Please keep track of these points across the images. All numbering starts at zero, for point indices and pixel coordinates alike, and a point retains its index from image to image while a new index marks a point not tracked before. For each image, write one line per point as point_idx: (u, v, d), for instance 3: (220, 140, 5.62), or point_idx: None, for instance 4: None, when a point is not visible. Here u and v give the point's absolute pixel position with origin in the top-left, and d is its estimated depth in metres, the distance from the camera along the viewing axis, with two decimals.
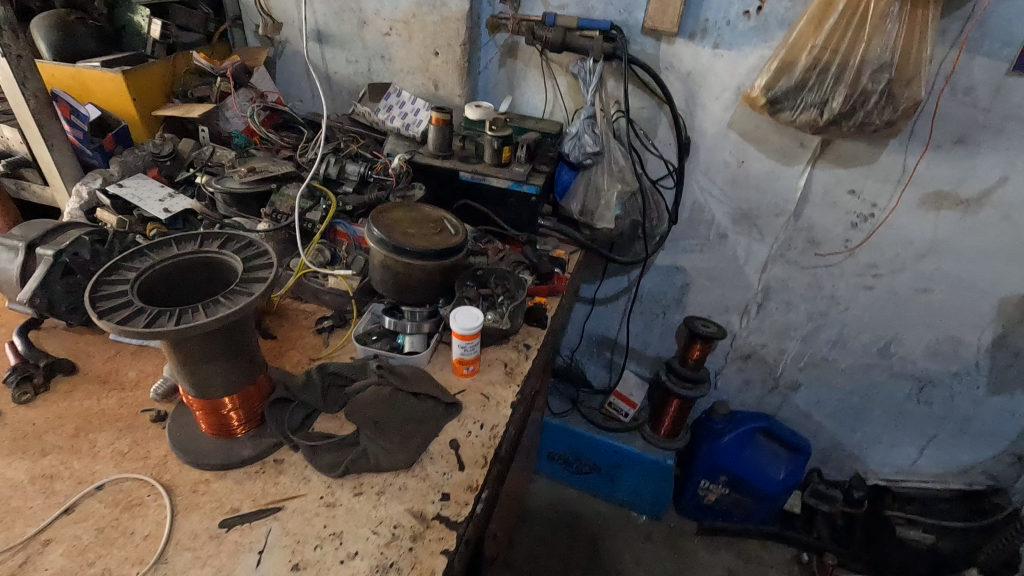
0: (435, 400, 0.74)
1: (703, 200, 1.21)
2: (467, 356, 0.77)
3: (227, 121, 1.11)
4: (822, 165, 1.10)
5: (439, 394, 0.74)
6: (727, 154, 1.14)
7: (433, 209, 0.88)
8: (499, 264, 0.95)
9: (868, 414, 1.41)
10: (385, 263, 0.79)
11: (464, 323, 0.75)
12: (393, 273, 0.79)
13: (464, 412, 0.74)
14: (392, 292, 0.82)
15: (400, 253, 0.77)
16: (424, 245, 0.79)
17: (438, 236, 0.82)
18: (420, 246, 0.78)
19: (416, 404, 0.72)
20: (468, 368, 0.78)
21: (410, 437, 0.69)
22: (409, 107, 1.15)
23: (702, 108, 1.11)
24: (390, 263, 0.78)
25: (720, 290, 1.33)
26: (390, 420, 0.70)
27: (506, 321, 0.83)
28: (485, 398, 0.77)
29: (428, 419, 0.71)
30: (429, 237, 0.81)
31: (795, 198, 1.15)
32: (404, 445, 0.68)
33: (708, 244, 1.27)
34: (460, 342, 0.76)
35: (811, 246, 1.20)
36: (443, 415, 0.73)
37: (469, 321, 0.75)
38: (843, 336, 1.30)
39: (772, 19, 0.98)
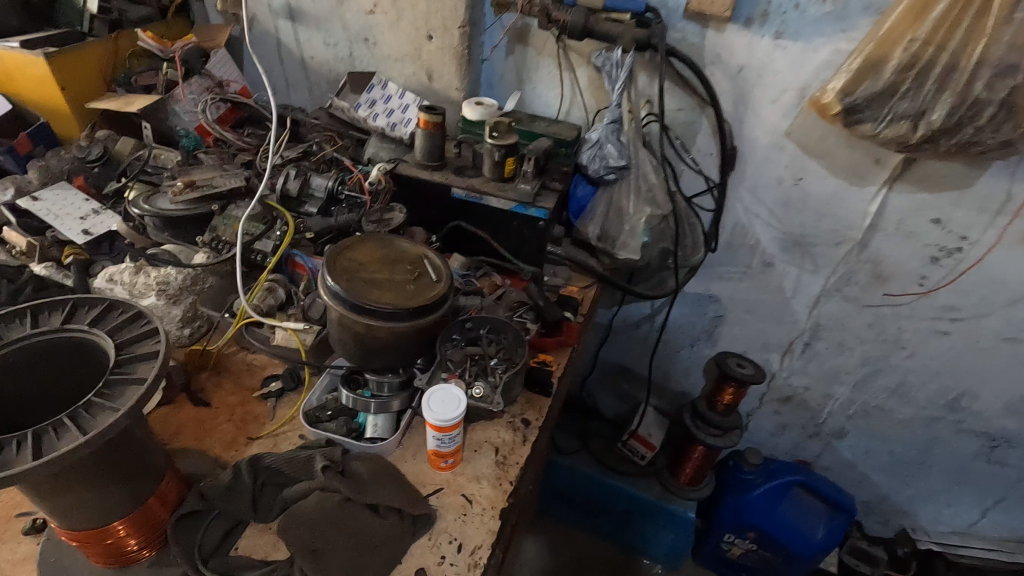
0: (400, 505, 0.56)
1: (747, 222, 1.00)
2: (449, 449, 0.60)
3: (177, 116, 0.92)
4: (901, 187, 0.89)
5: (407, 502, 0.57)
6: (782, 170, 0.93)
7: (412, 243, 0.70)
8: (496, 310, 0.77)
9: (925, 470, 1.22)
10: (342, 322, 0.61)
11: (445, 413, 0.57)
12: (352, 336, 0.61)
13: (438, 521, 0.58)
14: (354, 355, 0.64)
15: (358, 312, 0.59)
16: (390, 301, 0.60)
17: (412, 285, 0.63)
18: (384, 302, 0.60)
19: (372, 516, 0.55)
20: (447, 461, 0.61)
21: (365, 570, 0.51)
22: (396, 103, 0.96)
23: (753, 112, 0.90)
24: (347, 322, 0.60)
25: (760, 324, 1.13)
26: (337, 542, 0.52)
27: (498, 401, 0.64)
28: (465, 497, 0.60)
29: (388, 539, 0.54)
30: (401, 286, 0.63)
31: (864, 224, 0.94)
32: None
33: (750, 272, 1.07)
34: (438, 434, 0.58)
35: (876, 282, 0.99)
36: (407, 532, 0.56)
37: (447, 408, 0.57)
38: (904, 385, 1.10)
39: (854, 3, 0.77)
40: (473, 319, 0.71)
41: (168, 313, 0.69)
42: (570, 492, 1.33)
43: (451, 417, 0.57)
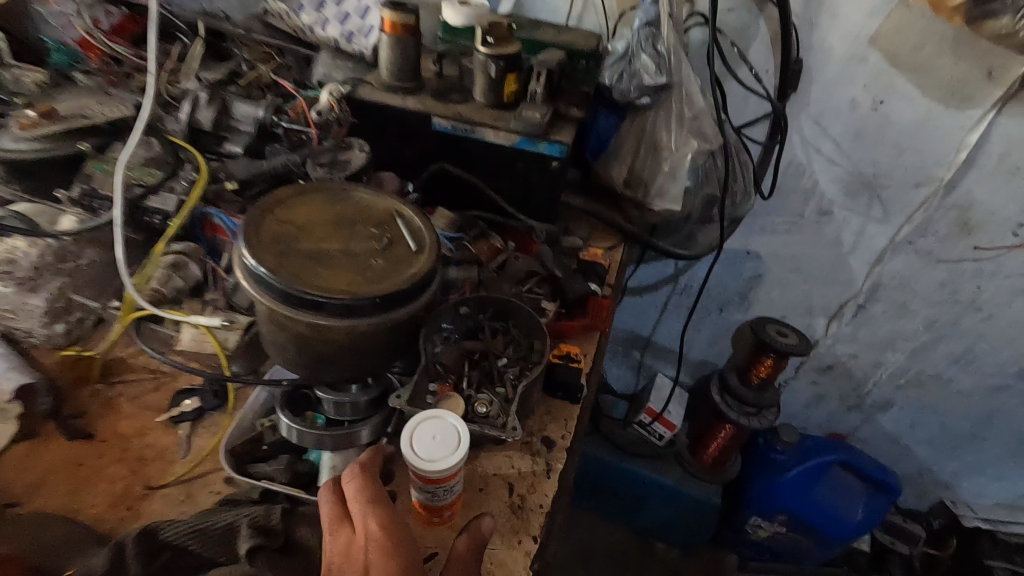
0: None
1: (806, 159, 0.80)
2: (440, 501, 0.41)
3: (44, 24, 0.66)
4: (1015, 109, 0.69)
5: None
6: (859, 90, 0.73)
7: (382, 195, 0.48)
8: (498, 286, 0.57)
9: (977, 443, 1.08)
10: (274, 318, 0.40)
11: (439, 461, 0.37)
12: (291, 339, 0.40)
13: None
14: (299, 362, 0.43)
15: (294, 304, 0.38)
16: (344, 284, 0.39)
17: (380, 259, 0.42)
18: (335, 288, 0.39)
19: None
20: (438, 513, 0.42)
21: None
22: (352, 3, 0.71)
23: (830, 11, 0.69)
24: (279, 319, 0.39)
25: (806, 285, 0.95)
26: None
27: (517, 428, 0.43)
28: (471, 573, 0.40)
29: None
30: (362, 261, 0.41)
31: (956, 160, 0.74)
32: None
33: (801, 223, 0.87)
34: (425, 484, 0.39)
35: (959, 233, 0.81)
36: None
37: (439, 452, 0.38)
38: (971, 352, 0.94)
39: None
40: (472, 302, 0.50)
41: (22, 304, 0.46)
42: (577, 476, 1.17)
43: (447, 468, 0.37)
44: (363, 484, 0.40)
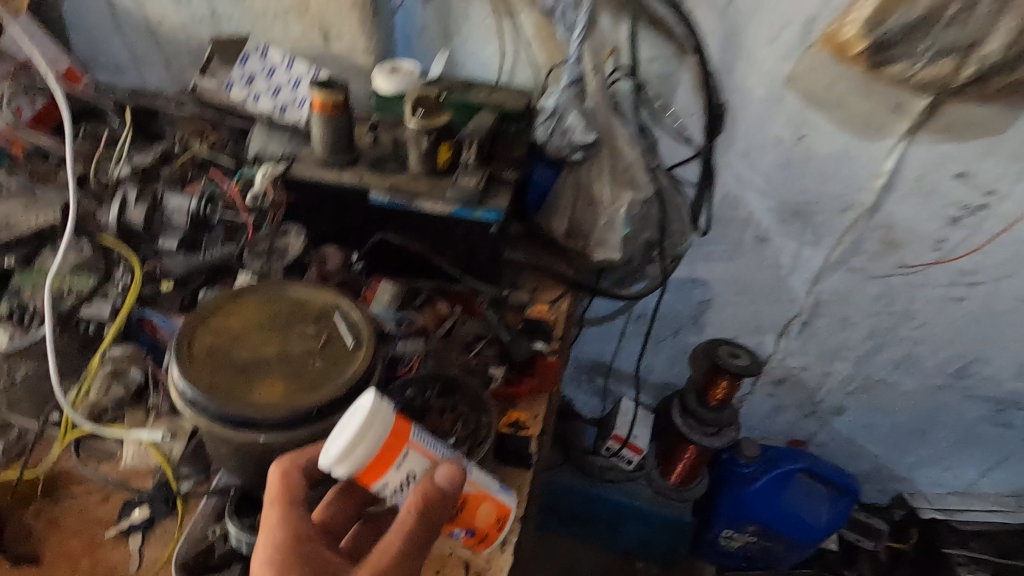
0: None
1: (738, 192, 0.83)
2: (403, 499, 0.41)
3: None
4: (924, 138, 0.73)
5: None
6: (781, 127, 0.76)
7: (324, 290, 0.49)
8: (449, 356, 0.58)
9: (927, 438, 1.13)
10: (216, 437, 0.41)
11: (336, 451, 0.37)
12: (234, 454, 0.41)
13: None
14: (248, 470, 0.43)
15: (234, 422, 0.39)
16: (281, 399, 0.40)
17: (319, 360, 0.43)
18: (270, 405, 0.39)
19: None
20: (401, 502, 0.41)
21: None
22: (282, 76, 0.72)
23: (745, 56, 0.71)
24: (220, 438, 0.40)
25: (753, 306, 0.98)
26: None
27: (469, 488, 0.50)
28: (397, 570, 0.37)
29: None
30: (301, 365, 0.42)
31: (876, 186, 0.78)
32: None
33: (742, 250, 0.90)
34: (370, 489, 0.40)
35: (887, 251, 0.85)
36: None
37: (335, 444, 0.37)
38: (912, 356, 0.99)
39: None
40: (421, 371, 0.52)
41: None
42: (553, 504, 1.18)
43: (340, 460, 0.37)
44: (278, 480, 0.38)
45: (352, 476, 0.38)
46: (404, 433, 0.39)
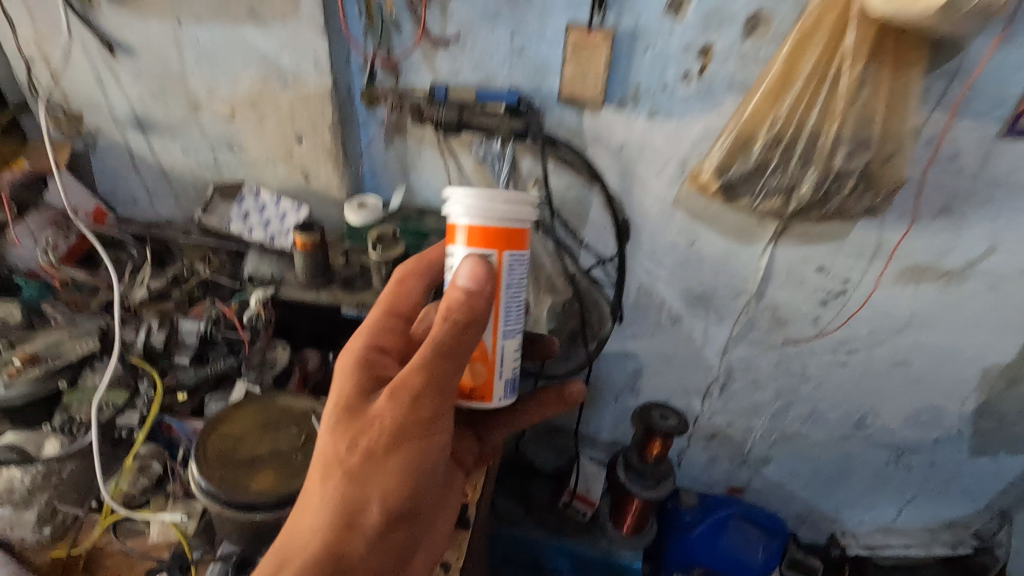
0: (337, 440, 0.49)
1: (650, 284, 1.01)
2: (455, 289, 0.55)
3: (19, 261, 0.82)
4: (786, 242, 0.92)
5: (353, 430, 0.49)
6: (676, 235, 0.94)
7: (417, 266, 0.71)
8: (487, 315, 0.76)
9: (845, 482, 1.28)
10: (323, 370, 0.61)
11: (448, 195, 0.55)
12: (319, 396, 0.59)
13: (392, 437, 0.48)
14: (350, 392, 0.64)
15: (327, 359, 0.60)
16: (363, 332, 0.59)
17: (399, 308, 0.62)
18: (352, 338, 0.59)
19: (325, 480, 0.48)
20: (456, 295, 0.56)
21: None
22: (272, 211, 0.90)
23: (640, 185, 0.89)
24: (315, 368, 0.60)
25: (678, 373, 1.14)
26: (293, 540, 0.46)
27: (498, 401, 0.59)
28: (415, 379, 0.49)
29: (347, 499, 0.47)
30: (383, 312, 0.62)
31: (758, 277, 0.97)
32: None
33: (661, 328, 1.08)
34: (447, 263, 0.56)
35: (776, 326, 1.03)
36: (371, 475, 0.48)
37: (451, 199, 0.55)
38: (816, 411, 1.15)
39: (718, 82, 0.77)
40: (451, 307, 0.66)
41: (18, 519, 0.59)
42: (518, 558, 1.30)
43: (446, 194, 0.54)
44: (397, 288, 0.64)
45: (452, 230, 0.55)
46: (487, 243, 0.54)
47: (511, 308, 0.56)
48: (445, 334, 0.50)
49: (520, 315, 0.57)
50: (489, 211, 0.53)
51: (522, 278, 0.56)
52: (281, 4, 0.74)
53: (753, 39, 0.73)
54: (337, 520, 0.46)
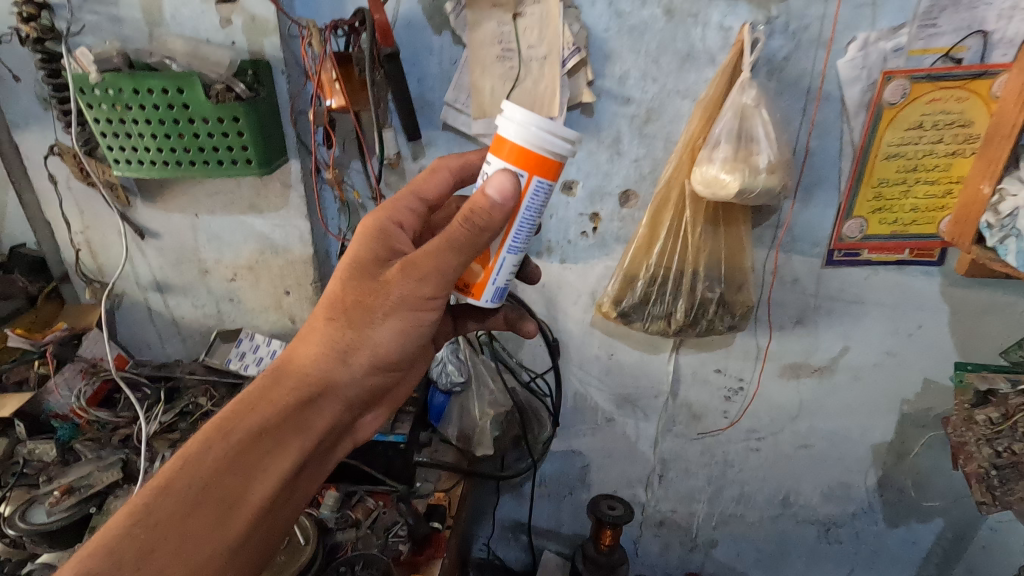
0: (344, 303, 0.60)
1: (584, 390, 1.20)
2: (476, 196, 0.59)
3: (53, 407, 1.00)
4: (685, 350, 1.13)
5: (361, 293, 0.60)
6: (598, 349, 1.15)
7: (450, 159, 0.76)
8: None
9: (787, 560, 1.39)
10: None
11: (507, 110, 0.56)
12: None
13: (388, 307, 0.60)
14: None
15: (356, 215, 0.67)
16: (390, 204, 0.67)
17: (422, 193, 0.70)
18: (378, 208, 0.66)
19: (328, 322, 0.61)
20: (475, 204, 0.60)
21: (295, 392, 0.60)
22: (264, 350, 1.08)
23: (562, 312, 1.11)
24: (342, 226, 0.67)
25: (620, 465, 1.30)
26: (295, 365, 0.61)
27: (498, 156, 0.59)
28: (424, 261, 0.58)
29: (343, 344, 0.60)
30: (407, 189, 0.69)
31: (669, 379, 1.16)
32: (294, 429, 0.59)
33: (599, 426, 1.25)
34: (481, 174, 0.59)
35: (693, 420, 1.21)
36: (364, 332, 0.60)
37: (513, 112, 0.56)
38: (745, 493, 1.30)
39: (608, 236, 1.02)
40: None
41: None
42: None
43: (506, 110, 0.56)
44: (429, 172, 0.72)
45: (500, 146, 0.56)
46: (523, 164, 0.56)
47: (524, 224, 0.59)
48: (460, 234, 0.56)
49: (530, 232, 0.60)
50: (536, 137, 0.55)
51: (541, 205, 0.59)
52: (276, 199, 0.99)
53: (628, 206, 0.99)
54: (328, 352, 0.60)
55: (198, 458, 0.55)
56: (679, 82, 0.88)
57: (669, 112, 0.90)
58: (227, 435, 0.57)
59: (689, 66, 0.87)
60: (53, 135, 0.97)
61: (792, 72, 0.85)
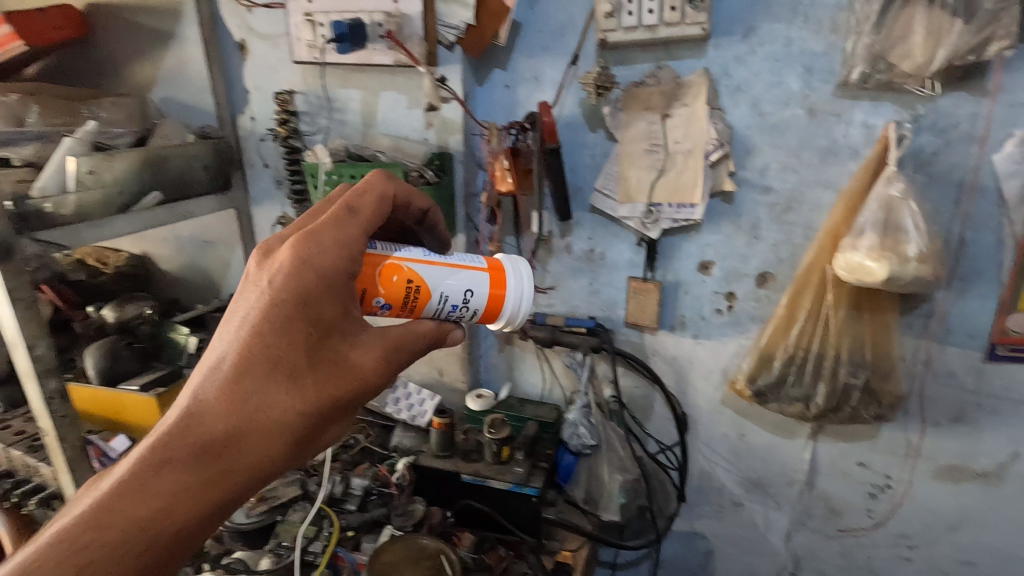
0: (316, 390, 0.59)
1: (710, 469, 1.19)
2: (443, 311, 0.70)
3: None
4: (823, 438, 1.09)
5: (333, 385, 0.60)
6: (727, 427, 1.15)
7: (393, 180, 0.70)
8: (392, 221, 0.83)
9: None
10: (292, 246, 0.59)
11: (523, 294, 0.74)
12: (270, 285, 0.58)
13: (347, 402, 0.62)
14: (274, 249, 0.62)
15: (313, 247, 0.59)
16: (356, 253, 0.61)
17: (371, 226, 0.64)
18: (346, 258, 0.60)
19: (296, 407, 0.58)
20: (437, 311, 0.70)
21: (237, 480, 0.56)
22: (415, 398, 1.21)
23: (692, 387, 1.14)
24: (295, 258, 0.58)
25: (746, 556, 1.24)
26: (242, 447, 0.56)
27: (476, 289, 0.71)
28: (394, 363, 0.65)
29: (302, 433, 0.60)
30: (363, 225, 0.63)
31: (805, 468, 1.12)
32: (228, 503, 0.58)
33: (724, 510, 1.22)
34: (460, 298, 0.70)
35: (832, 516, 1.14)
36: (325, 421, 0.62)
37: (523, 290, 0.74)
38: None
39: (743, 314, 1.05)
40: (406, 259, 0.67)
41: None
42: None
43: (523, 293, 0.74)
44: (378, 191, 0.66)
45: (495, 309, 0.73)
46: (486, 317, 0.73)
47: None
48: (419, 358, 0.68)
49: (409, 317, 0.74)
50: (507, 318, 0.74)
51: None
52: None
53: (765, 288, 1.02)
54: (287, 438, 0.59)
55: (121, 548, 0.50)
56: (821, 174, 0.93)
57: (809, 202, 0.95)
58: (151, 527, 0.52)
59: (831, 160, 0.92)
60: (281, 209, 1.25)
61: (942, 166, 0.87)
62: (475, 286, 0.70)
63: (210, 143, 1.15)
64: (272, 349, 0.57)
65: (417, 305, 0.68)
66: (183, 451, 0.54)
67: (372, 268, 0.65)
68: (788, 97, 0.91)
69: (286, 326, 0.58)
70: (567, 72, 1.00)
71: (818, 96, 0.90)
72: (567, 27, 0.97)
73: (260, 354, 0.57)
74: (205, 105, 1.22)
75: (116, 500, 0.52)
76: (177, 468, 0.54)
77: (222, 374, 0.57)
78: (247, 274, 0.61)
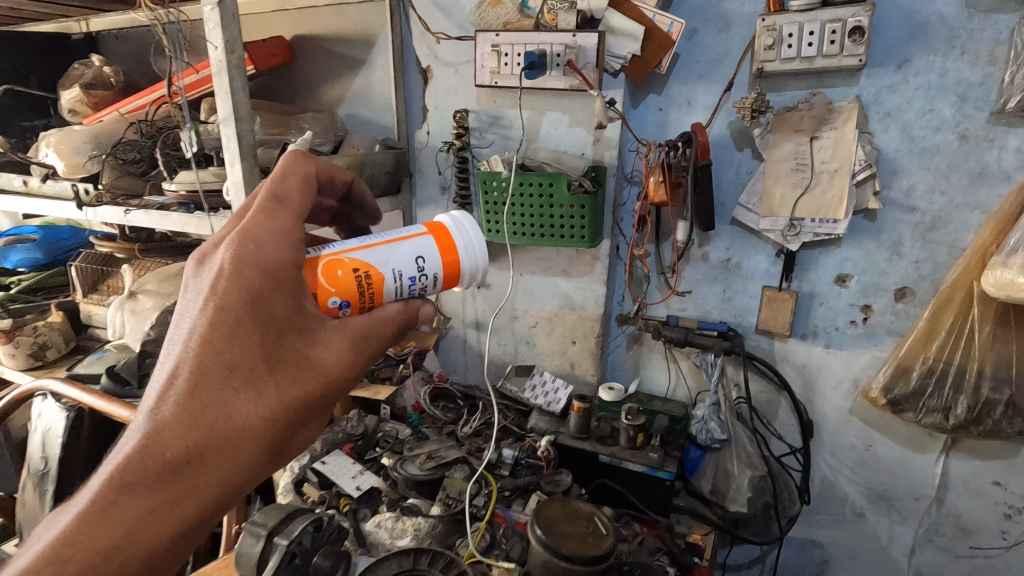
0: (278, 391, 0.55)
1: (833, 477, 1.24)
2: (405, 289, 0.67)
3: (403, 397, 1.38)
4: (956, 454, 1.11)
5: (296, 385, 0.56)
6: (854, 437, 1.19)
7: (312, 163, 0.69)
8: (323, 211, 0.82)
9: None
10: (228, 247, 0.56)
11: (472, 246, 0.71)
12: (212, 291, 0.54)
13: (317, 401, 0.58)
14: (209, 254, 0.58)
15: (252, 246, 0.56)
16: (296, 244, 0.59)
17: (297, 212, 0.62)
18: (286, 250, 0.58)
19: (261, 413, 0.54)
20: (397, 291, 0.66)
21: (207, 497, 0.51)
22: (550, 386, 1.34)
23: (820, 396, 1.20)
24: (235, 258, 0.55)
25: (866, 570, 1.26)
26: (207, 462, 0.51)
27: (428, 258, 0.67)
28: (364, 353, 0.61)
29: (272, 439, 0.55)
30: (294, 215, 0.61)
31: (934, 483, 1.15)
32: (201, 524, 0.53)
33: (845, 520, 1.25)
34: (417, 269, 0.67)
35: (962, 534, 1.15)
36: (296, 423, 0.57)
37: (467, 242, 0.71)
38: None
39: (879, 327, 1.11)
40: (344, 252, 0.64)
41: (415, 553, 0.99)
42: None
43: (471, 245, 0.71)
44: (296, 180, 0.65)
45: (451, 269, 0.70)
46: (447, 281, 0.70)
47: None
48: (391, 339, 0.64)
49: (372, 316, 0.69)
50: (469, 274, 0.71)
51: None
52: (585, 266, 1.29)
53: (903, 302, 1.08)
54: (255, 446, 0.54)
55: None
56: (970, 196, 0.98)
57: (956, 222, 1.00)
58: (118, 554, 0.47)
59: (981, 183, 0.97)
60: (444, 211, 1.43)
61: None
62: (424, 254, 0.67)
63: (392, 152, 1.35)
64: (226, 356, 0.53)
65: (376, 292, 0.64)
66: (140, 476, 0.49)
67: (311, 269, 0.61)
68: (941, 123, 0.98)
69: (237, 329, 0.53)
70: (720, 98, 1.12)
71: (971, 122, 0.96)
72: (724, 57, 1.09)
73: (212, 362, 0.52)
74: (386, 120, 1.43)
75: (70, 536, 0.47)
76: (135, 497, 0.49)
77: (173, 389, 0.52)
78: (186, 286, 0.57)
